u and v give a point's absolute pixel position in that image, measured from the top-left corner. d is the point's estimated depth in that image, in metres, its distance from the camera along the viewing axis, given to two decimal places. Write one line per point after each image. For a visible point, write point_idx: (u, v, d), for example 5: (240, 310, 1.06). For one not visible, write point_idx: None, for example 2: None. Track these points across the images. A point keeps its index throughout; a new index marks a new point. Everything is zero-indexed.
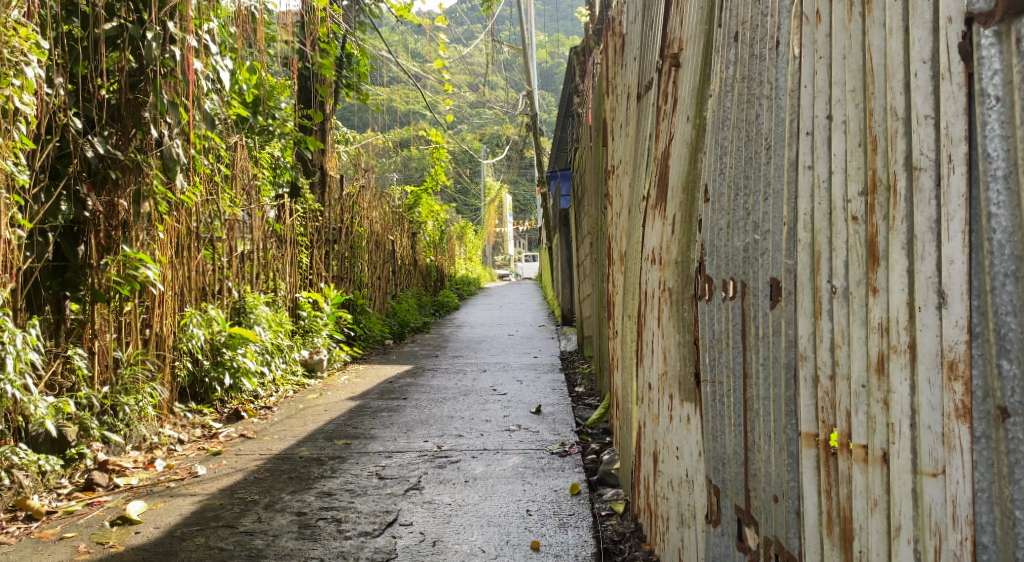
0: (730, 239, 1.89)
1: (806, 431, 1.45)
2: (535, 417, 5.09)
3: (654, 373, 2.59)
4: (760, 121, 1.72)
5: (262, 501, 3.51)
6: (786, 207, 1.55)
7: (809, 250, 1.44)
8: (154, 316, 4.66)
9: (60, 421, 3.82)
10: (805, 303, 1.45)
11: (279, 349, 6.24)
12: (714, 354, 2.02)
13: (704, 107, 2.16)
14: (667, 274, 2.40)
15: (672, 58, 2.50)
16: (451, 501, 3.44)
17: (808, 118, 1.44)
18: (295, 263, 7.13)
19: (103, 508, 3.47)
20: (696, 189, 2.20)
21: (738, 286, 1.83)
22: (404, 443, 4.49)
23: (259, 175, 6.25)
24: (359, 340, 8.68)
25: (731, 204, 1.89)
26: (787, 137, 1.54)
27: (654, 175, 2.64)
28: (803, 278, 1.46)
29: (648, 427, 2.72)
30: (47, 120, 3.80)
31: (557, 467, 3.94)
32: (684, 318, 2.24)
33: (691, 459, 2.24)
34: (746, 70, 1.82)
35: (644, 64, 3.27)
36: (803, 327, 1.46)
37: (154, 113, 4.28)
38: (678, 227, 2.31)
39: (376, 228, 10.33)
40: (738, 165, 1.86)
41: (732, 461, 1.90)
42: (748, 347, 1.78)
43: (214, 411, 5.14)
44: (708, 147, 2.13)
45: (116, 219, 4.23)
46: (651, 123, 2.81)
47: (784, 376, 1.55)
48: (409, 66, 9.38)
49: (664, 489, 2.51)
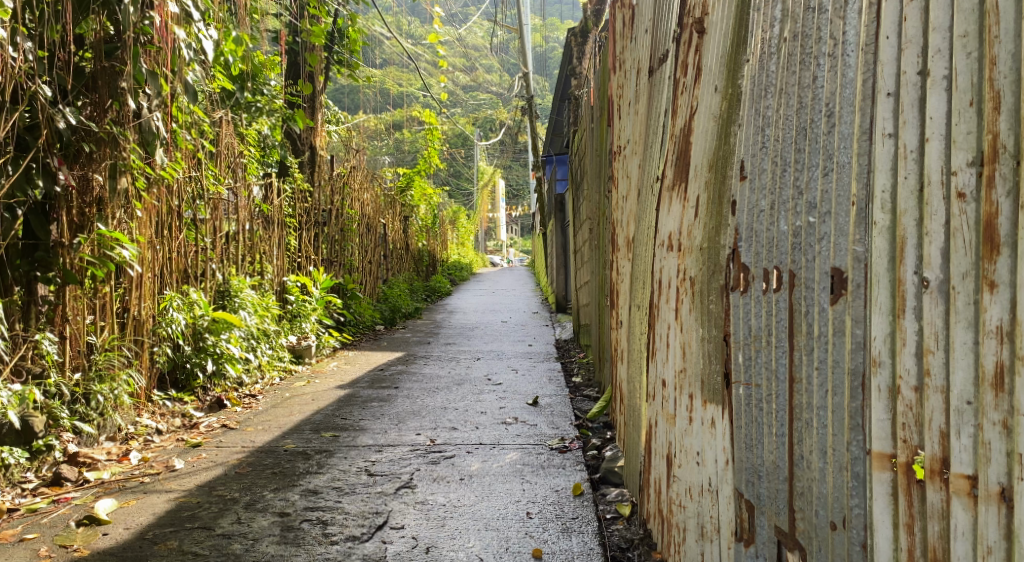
0: (774, 223, 1.65)
1: (878, 451, 1.22)
2: (532, 409, 4.86)
3: (670, 369, 2.34)
4: (817, 84, 1.49)
5: (243, 499, 3.27)
6: (855, 184, 1.33)
7: (889, 235, 1.21)
8: (131, 298, 4.40)
9: (25, 410, 3.56)
10: (881, 299, 1.22)
11: (265, 334, 5.99)
12: (749, 353, 1.78)
13: (738, 76, 1.91)
14: (688, 262, 2.15)
15: (695, 22, 2.23)
16: (445, 501, 3.20)
17: (891, 75, 1.21)
18: (283, 245, 6.88)
19: (70, 506, 3.23)
20: (727, 167, 1.94)
21: (785, 277, 1.61)
22: (395, 436, 4.25)
23: (245, 153, 6.00)
24: (349, 325, 8.43)
25: (776, 181, 1.66)
26: (858, 102, 1.32)
27: (672, 154, 2.39)
28: (879, 268, 1.23)
29: (660, 426, 2.47)
30: (15, 88, 3.48)
31: (557, 464, 3.69)
32: (709, 311, 1.99)
33: (715, 468, 2.00)
34: (799, 25, 1.58)
35: (657, 36, 3.01)
36: (877, 327, 1.23)
37: (132, 83, 4.02)
38: (703, 210, 2.06)
39: (368, 210, 10.06)
40: (785, 136, 1.62)
41: (772, 475, 1.67)
42: (797, 347, 1.55)
43: (196, 399, 4.89)
44: (743, 120, 1.87)
45: (90, 195, 3.97)
46: (667, 99, 2.55)
47: (848, 385, 1.33)
48: (404, 44, 9.11)
49: (681, 497, 2.25)
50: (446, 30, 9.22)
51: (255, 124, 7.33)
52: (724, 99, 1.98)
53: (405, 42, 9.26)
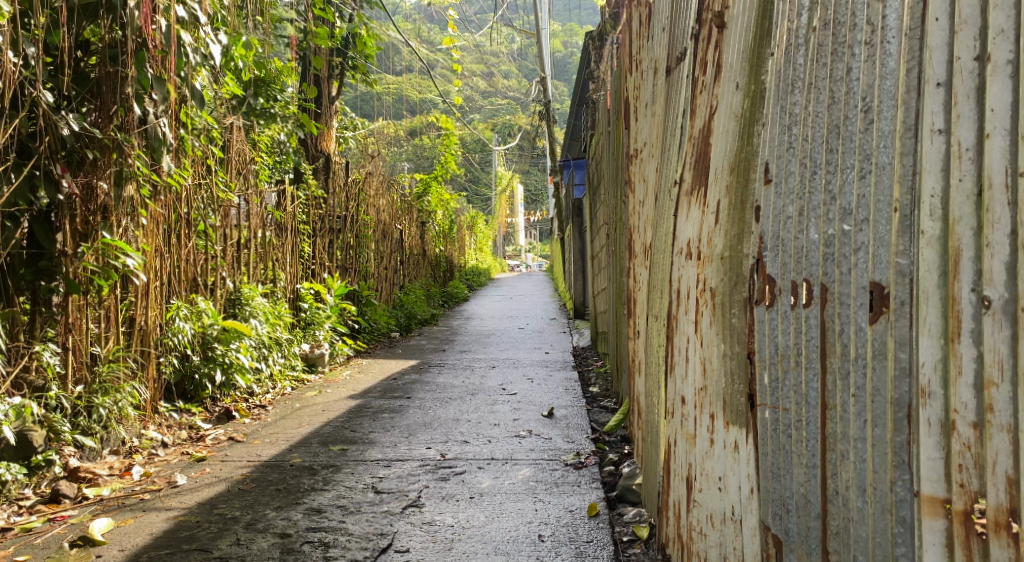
0: (802, 231, 1.50)
1: (928, 494, 1.13)
2: (547, 421, 4.70)
3: (690, 386, 2.17)
4: (851, 76, 1.34)
5: (244, 518, 3.14)
6: (898, 189, 1.21)
7: (940, 246, 1.12)
8: (138, 308, 4.29)
9: (23, 425, 3.45)
10: (930, 320, 1.13)
11: (277, 343, 5.87)
12: (777, 373, 1.62)
13: (762, 71, 1.75)
14: (708, 271, 1.98)
15: (715, 16, 2.07)
16: (454, 522, 3.05)
17: (943, 63, 1.12)
18: (296, 252, 6.76)
19: (65, 525, 3.12)
20: (750, 169, 1.79)
21: (815, 291, 1.45)
22: (405, 449, 4.11)
23: (256, 160, 5.91)
24: (363, 333, 8.32)
25: (804, 184, 1.50)
26: (902, 97, 1.20)
27: (690, 156, 2.23)
28: (929, 284, 1.14)
29: (680, 446, 2.31)
30: (15, 92, 3.37)
31: (572, 482, 3.53)
32: (732, 326, 1.83)
33: (738, 495, 1.83)
34: (830, 12, 1.43)
35: (675, 34, 2.84)
36: (926, 351, 1.14)
37: (138, 88, 3.88)
38: (724, 216, 1.89)
39: (383, 216, 9.91)
40: (815, 135, 1.47)
41: (802, 511, 1.51)
42: (828, 370, 1.41)
43: (204, 410, 4.78)
44: (768, 119, 1.71)
45: (94, 203, 3.85)
46: (685, 98, 2.40)
47: (891, 416, 1.22)
48: (420, 50, 8.97)
49: (701, 525, 2.07)
50: (461, 35, 9.09)
51: (268, 130, 7.21)
52: (746, 96, 1.82)
53: (421, 47, 9.13)
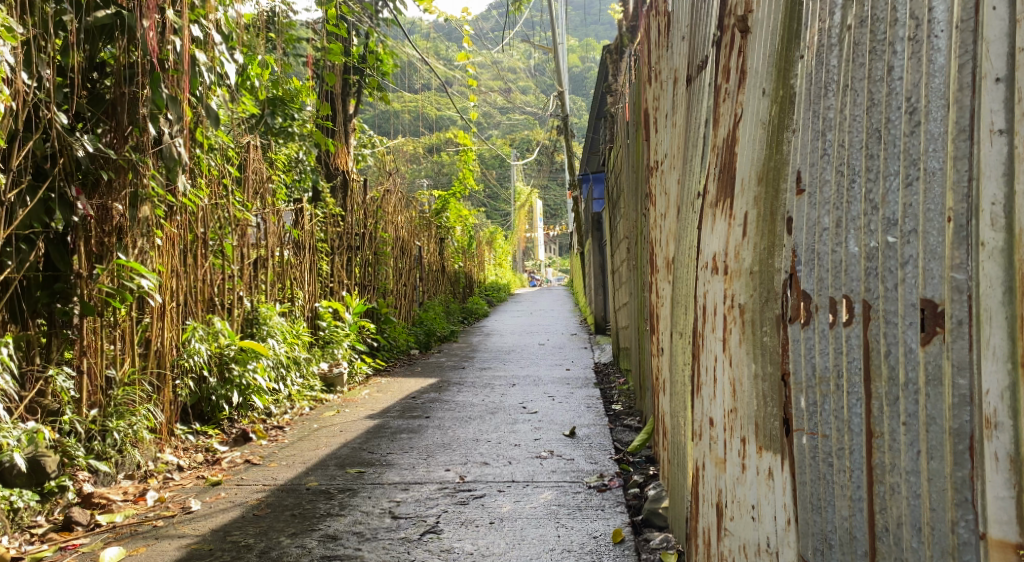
0: (840, 244, 1.39)
1: (998, 538, 1.03)
2: (569, 441, 4.59)
3: (718, 408, 2.06)
4: (894, 75, 1.24)
5: (258, 546, 3.04)
6: (954, 197, 1.11)
7: (1004, 259, 1.02)
8: (154, 330, 4.20)
9: (36, 451, 3.36)
10: (994, 342, 1.03)
11: (295, 362, 5.80)
12: (814, 397, 1.51)
13: (792, 75, 1.64)
14: (736, 287, 1.87)
15: (738, 21, 1.97)
16: (474, 549, 2.94)
17: (1003, 56, 1.03)
18: (314, 270, 6.70)
19: (76, 554, 3.03)
20: (781, 179, 1.68)
21: (857, 308, 1.35)
22: (423, 472, 4.01)
23: (273, 178, 5.85)
24: (382, 350, 8.24)
25: (842, 193, 1.39)
26: (957, 96, 1.10)
27: (714, 167, 2.13)
28: (991, 303, 1.04)
29: (709, 470, 2.19)
30: (33, 112, 3.32)
31: (595, 505, 3.42)
32: (764, 344, 1.73)
33: (773, 526, 1.71)
34: (867, 7, 1.32)
35: (695, 43, 2.74)
36: (992, 376, 1.03)
37: (153, 108, 3.81)
38: (752, 228, 1.78)
39: (402, 233, 9.83)
40: (853, 140, 1.36)
41: (846, 547, 1.40)
42: (873, 395, 1.30)
43: (221, 432, 4.70)
44: (797, 127, 1.60)
45: (109, 224, 3.77)
46: (707, 107, 2.30)
47: (950, 448, 1.11)
48: (437, 65, 8.90)
49: (733, 555, 1.94)
50: (480, 51, 9.01)
51: (285, 150, 7.16)
52: (774, 102, 1.71)
53: (439, 63, 9.07)
